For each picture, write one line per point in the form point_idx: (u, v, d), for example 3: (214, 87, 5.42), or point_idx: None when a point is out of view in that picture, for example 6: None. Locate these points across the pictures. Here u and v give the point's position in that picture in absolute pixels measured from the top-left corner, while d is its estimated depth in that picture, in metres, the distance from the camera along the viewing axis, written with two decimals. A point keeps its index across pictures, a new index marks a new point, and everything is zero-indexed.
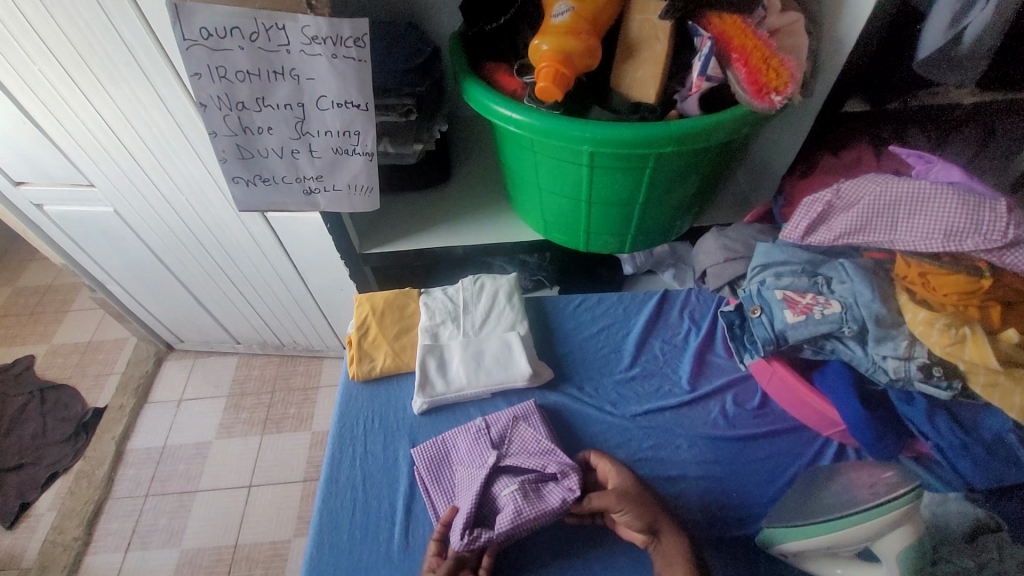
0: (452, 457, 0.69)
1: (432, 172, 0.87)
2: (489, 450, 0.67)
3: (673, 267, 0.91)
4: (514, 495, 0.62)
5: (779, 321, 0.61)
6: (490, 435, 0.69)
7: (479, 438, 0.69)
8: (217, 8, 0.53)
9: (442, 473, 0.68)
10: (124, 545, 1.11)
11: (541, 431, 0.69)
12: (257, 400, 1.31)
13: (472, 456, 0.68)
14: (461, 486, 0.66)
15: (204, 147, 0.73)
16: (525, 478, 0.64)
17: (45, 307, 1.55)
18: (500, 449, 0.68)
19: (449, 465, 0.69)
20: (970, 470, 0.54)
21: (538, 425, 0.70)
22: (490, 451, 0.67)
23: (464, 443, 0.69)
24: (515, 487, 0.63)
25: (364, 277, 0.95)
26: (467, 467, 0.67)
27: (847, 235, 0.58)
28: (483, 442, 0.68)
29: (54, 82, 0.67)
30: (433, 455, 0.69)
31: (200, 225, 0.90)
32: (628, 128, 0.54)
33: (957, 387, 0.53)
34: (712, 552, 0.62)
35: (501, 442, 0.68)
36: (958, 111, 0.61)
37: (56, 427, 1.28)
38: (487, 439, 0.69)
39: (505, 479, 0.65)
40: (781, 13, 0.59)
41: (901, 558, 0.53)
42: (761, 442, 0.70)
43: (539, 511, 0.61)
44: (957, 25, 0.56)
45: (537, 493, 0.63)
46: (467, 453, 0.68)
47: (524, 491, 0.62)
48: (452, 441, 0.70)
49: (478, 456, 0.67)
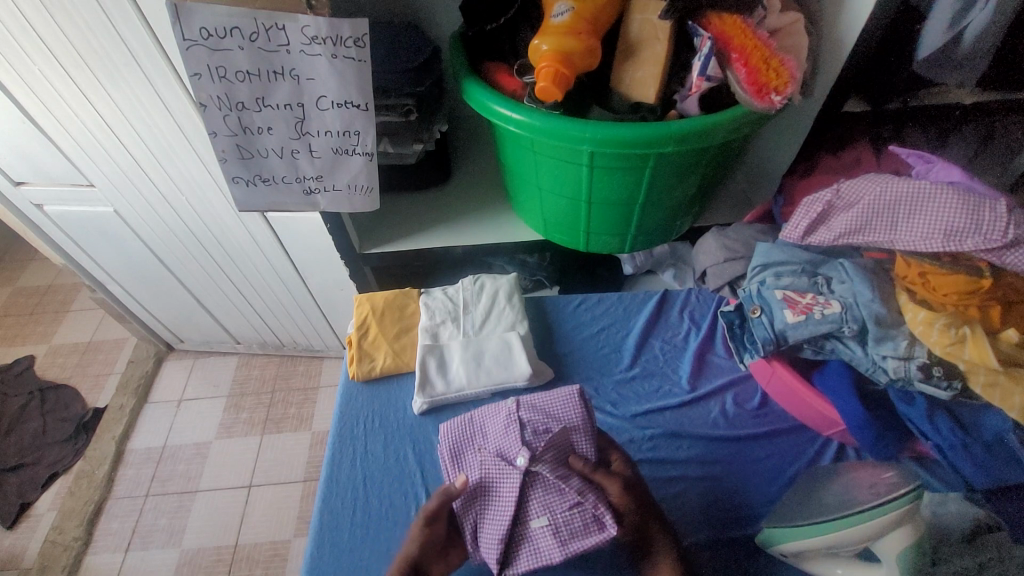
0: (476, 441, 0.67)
1: (432, 171, 0.87)
2: (516, 444, 0.62)
3: (673, 267, 0.91)
4: (547, 530, 0.57)
5: (779, 321, 0.61)
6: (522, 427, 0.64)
7: (509, 427, 0.65)
8: (217, 8, 0.53)
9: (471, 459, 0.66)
10: (124, 545, 1.11)
11: (583, 433, 0.62)
12: (257, 400, 1.31)
13: (503, 449, 0.63)
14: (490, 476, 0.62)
15: (203, 146, 0.73)
16: (559, 508, 0.58)
17: (44, 307, 1.55)
18: (531, 446, 0.62)
19: (471, 444, 0.67)
20: (971, 471, 0.54)
21: (582, 427, 0.63)
22: (520, 450, 0.61)
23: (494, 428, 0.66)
24: (548, 521, 0.57)
25: (364, 277, 0.95)
26: (496, 461, 0.62)
27: (847, 235, 0.58)
28: (513, 436, 0.63)
29: (54, 82, 0.66)
30: (458, 436, 0.68)
31: (200, 224, 0.90)
32: (628, 129, 0.54)
33: (957, 387, 0.53)
34: (715, 553, 0.62)
35: (532, 437, 0.63)
36: (959, 110, 0.63)
37: (57, 427, 1.28)
38: (518, 429, 0.64)
39: (536, 505, 0.58)
40: (781, 13, 0.59)
41: (900, 557, 0.53)
42: (760, 442, 0.70)
43: (580, 544, 0.56)
44: (958, 25, 0.55)
45: (571, 527, 0.57)
46: (497, 447, 0.64)
47: (557, 527, 0.57)
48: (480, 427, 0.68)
49: (507, 451, 0.63)
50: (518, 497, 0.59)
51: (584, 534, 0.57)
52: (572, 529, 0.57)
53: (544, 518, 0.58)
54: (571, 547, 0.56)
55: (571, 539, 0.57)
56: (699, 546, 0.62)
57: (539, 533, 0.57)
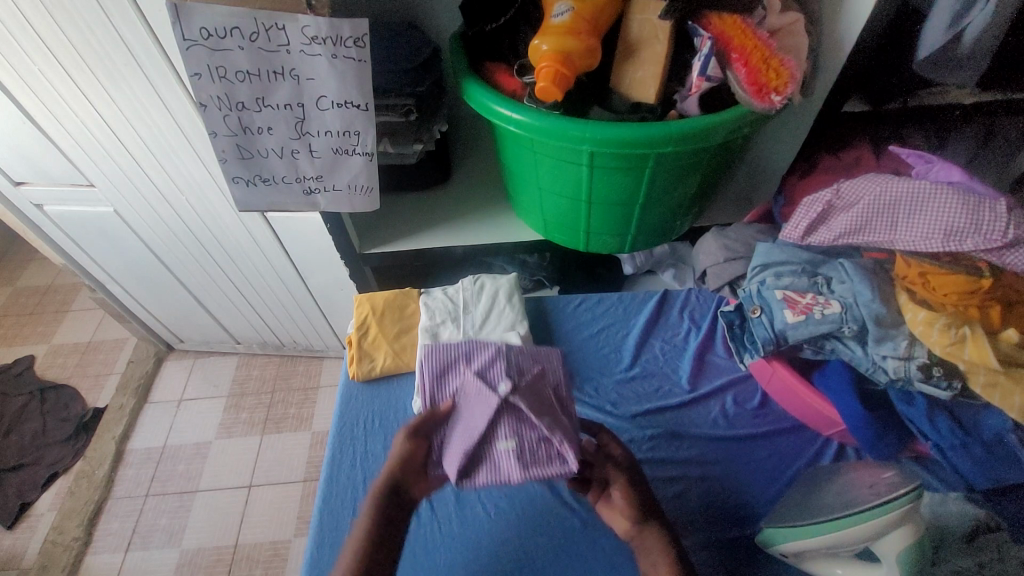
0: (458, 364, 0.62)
1: (432, 171, 0.87)
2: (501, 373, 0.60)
3: (673, 267, 0.90)
4: (510, 453, 0.54)
5: (779, 321, 0.61)
6: (507, 362, 0.62)
7: (495, 359, 0.62)
8: (217, 9, 0.53)
9: (450, 376, 0.62)
10: (124, 545, 1.11)
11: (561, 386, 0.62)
12: (257, 400, 1.31)
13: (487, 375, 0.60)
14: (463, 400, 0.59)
15: (204, 146, 0.73)
16: (527, 433, 0.55)
17: (44, 307, 1.55)
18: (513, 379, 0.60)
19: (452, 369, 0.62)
20: (970, 471, 0.54)
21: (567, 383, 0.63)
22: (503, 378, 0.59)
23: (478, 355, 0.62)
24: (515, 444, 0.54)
25: (364, 277, 0.95)
26: (478, 383, 0.59)
27: (847, 235, 0.58)
28: (499, 367, 0.60)
29: (54, 82, 0.67)
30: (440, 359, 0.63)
31: (200, 224, 0.90)
32: (628, 128, 0.54)
33: (957, 387, 0.53)
34: (715, 553, 0.62)
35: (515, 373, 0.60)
36: (958, 110, 0.63)
37: (57, 427, 1.28)
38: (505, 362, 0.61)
39: (504, 427, 0.55)
40: (781, 13, 0.59)
41: (901, 557, 0.53)
42: (760, 441, 0.70)
43: (543, 470, 0.53)
44: (957, 25, 0.55)
45: (536, 453, 0.54)
46: (480, 369, 0.61)
47: (523, 451, 0.54)
48: (466, 348, 0.63)
49: (491, 377, 0.60)
50: (488, 420, 0.55)
51: (549, 463, 0.54)
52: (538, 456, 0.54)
53: (512, 438, 0.54)
54: (534, 471, 0.53)
55: (535, 465, 0.54)
56: (699, 546, 0.62)
57: (503, 453, 0.54)
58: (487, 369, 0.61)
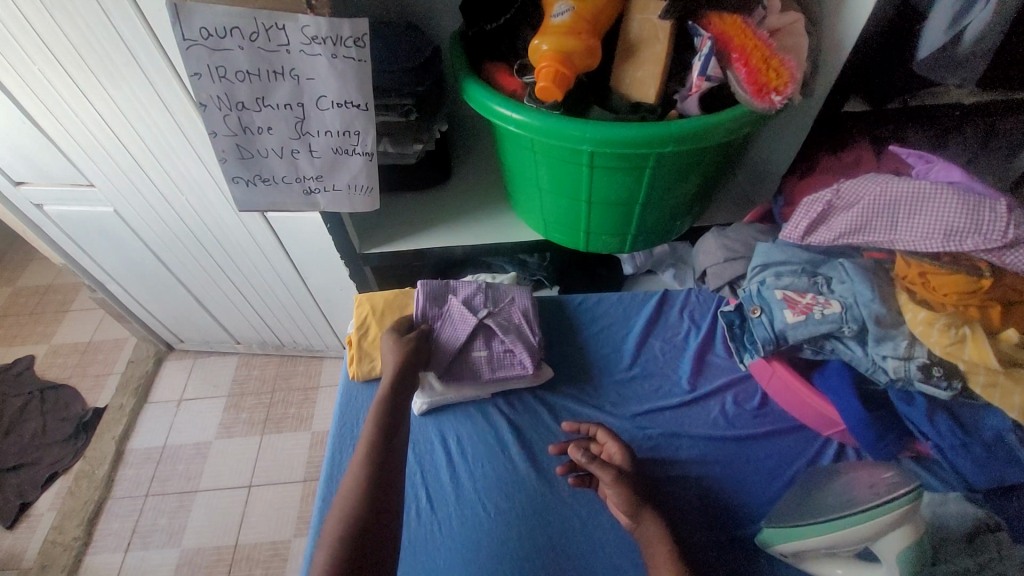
0: (449, 294, 0.78)
1: (433, 171, 0.87)
2: (482, 303, 0.78)
3: (673, 267, 0.90)
4: (483, 359, 0.74)
5: (779, 321, 0.62)
6: (484, 295, 0.79)
7: (477, 291, 0.79)
8: (217, 9, 0.54)
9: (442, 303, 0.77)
10: (124, 545, 1.11)
11: (529, 312, 0.80)
12: (257, 400, 1.31)
13: (470, 302, 0.77)
14: (447, 325, 0.75)
15: (203, 146, 0.73)
16: (498, 346, 0.75)
17: (44, 307, 1.55)
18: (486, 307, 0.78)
19: (444, 299, 0.78)
20: (970, 470, 0.55)
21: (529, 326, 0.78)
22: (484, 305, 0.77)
23: (465, 291, 0.79)
24: (487, 352, 0.75)
25: (365, 277, 0.95)
26: (461, 306, 0.76)
27: (847, 235, 0.58)
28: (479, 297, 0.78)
29: (53, 81, 0.66)
30: (434, 292, 0.78)
31: (200, 224, 0.90)
32: (628, 128, 0.54)
33: (957, 387, 0.53)
34: (716, 554, 0.62)
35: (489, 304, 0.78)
36: (958, 109, 0.65)
37: (57, 427, 1.28)
38: (483, 295, 0.79)
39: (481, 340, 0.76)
40: (780, 13, 0.59)
41: (901, 558, 0.53)
42: (761, 441, 0.70)
43: (506, 372, 0.74)
44: (957, 25, 0.55)
45: (503, 361, 0.75)
46: (465, 298, 0.78)
47: (493, 358, 0.75)
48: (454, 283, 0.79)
49: (473, 304, 0.77)
50: (468, 333, 0.75)
51: (512, 369, 0.74)
52: (503, 362, 0.75)
53: (486, 350, 0.75)
54: (500, 372, 0.74)
55: (501, 370, 0.74)
56: (701, 547, 0.62)
57: (480, 358, 0.74)
58: (472, 299, 0.78)
